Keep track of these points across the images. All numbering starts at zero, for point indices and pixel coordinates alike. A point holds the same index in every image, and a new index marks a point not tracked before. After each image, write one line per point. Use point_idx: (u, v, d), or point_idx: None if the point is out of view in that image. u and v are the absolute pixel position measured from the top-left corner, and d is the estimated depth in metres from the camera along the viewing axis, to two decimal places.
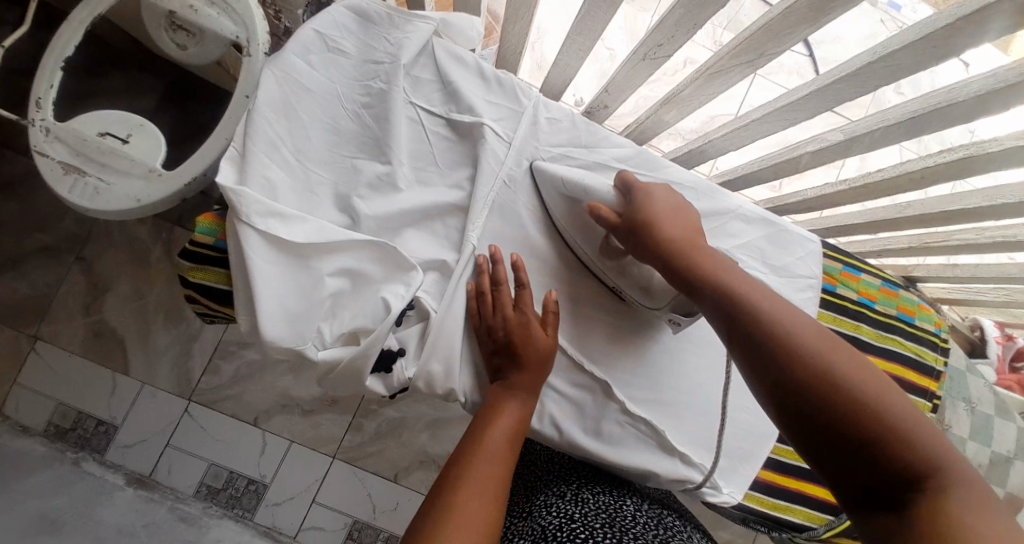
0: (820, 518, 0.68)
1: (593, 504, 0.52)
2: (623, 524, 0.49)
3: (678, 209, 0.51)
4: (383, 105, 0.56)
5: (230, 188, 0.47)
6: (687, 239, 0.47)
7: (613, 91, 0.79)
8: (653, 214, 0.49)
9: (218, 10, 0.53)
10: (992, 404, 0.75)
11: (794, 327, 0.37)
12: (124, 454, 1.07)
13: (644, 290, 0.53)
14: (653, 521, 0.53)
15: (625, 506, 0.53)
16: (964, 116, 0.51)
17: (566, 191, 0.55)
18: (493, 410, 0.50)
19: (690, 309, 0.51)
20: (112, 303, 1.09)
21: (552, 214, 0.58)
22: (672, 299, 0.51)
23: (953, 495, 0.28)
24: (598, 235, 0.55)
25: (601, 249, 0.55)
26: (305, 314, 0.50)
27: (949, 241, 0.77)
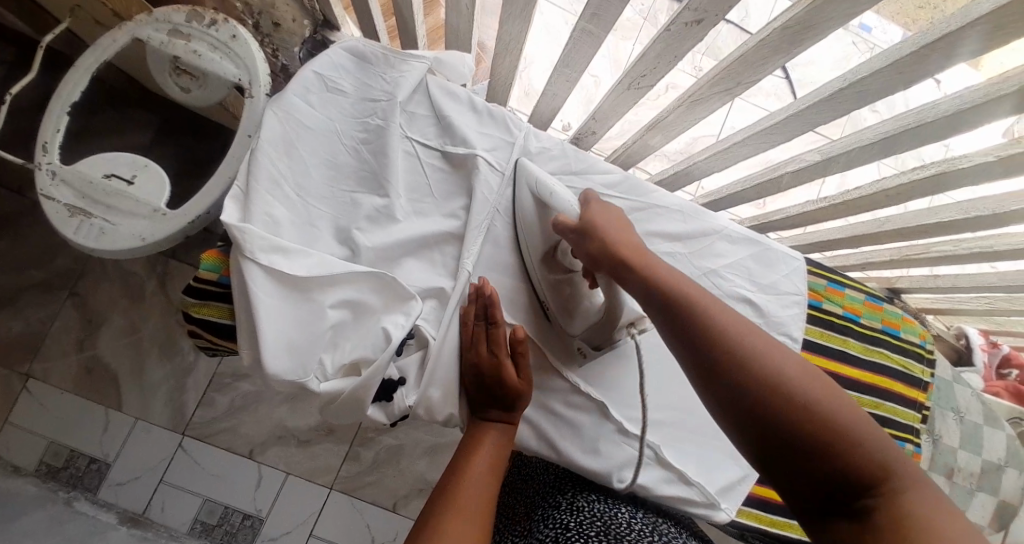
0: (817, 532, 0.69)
1: (588, 512, 0.53)
2: (618, 531, 0.50)
3: (628, 223, 0.51)
4: (381, 141, 0.58)
5: (234, 225, 0.48)
6: (638, 248, 0.46)
7: (600, 118, 0.82)
8: (605, 224, 0.48)
9: (221, 55, 0.56)
10: (980, 413, 0.77)
11: (755, 341, 0.36)
12: (117, 492, 1.05)
13: (567, 310, 0.56)
14: (649, 527, 0.54)
15: (620, 512, 0.55)
16: (934, 135, 0.54)
17: (537, 192, 0.56)
18: (476, 437, 0.52)
19: (598, 343, 0.56)
20: (106, 338, 1.09)
21: (519, 214, 0.58)
22: (588, 329, 0.56)
23: (910, 500, 0.30)
24: (550, 244, 0.56)
25: (546, 258, 0.57)
26: (307, 345, 0.51)
27: (928, 253, 0.80)
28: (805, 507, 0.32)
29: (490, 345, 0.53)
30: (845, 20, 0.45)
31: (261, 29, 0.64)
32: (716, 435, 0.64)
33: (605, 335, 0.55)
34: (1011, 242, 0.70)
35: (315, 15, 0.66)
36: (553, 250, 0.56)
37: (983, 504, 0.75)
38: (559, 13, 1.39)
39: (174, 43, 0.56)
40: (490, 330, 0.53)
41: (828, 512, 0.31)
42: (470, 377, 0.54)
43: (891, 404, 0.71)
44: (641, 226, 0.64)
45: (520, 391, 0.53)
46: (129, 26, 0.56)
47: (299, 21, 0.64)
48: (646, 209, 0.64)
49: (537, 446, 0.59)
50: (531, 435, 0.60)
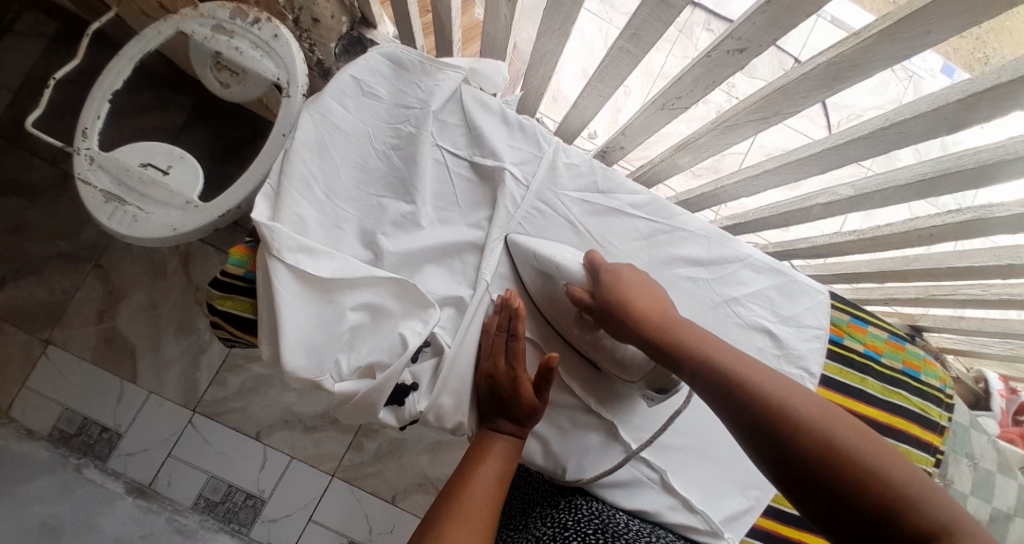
0: None
1: (586, 510, 0.55)
2: (615, 530, 0.53)
3: (642, 280, 0.53)
4: (412, 148, 0.58)
5: (264, 224, 0.49)
6: (658, 314, 0.49)
7: (630, 135, 0.81)
8: (621, 290, 0.51)
9: (262, 53, 0.57)
10: (995, 461, 0.75)
11: (787, 394, 0.37)
12: (126, 462, 1.08)
13: (618, 365, 0.55)
14: (645, 529, 0.57)
15: (618, 514, 0.58)
16: (971, 181, 0.53)
17: (540, 267, 0.56)
18: (483, 446, 0.53)
19: (663, 385, 0.54)
20: (126, 312, 1.11)
21: (530, 290, 0.58)
22: (645, 376, 0.54)
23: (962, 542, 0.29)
24: (572, 312, 0.56)
25: (574, 324, 0.56)
26: (325, 346, 0.51)
27: (954, 294, 0.79)
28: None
29: (509, 359, 0.53)
30: (887, 65, 0.45)
31: (300, 24, 0.66)
32: (723, 463, 0.63)
33: (665, 379, 0.53)
34: None
35: (354, 12, 0.66)
36: (579, 315, 0.56)
37: None
38: (594, 20, 1.38)
39: (218, 39, 0.57)
40: (511, 343, 0.53)
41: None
42: (484, 388, 0.55)
43: (904, 445, 0.69)
44: (665, 248, 0.64)
45: (535, 405, 0.53)
46: (174, 19, 0.57)
47: (337, 18, 0.65)
48: (667, 232, 0.64)
49: (543, 463, 0.60)
50: (538, 450, 0.60)
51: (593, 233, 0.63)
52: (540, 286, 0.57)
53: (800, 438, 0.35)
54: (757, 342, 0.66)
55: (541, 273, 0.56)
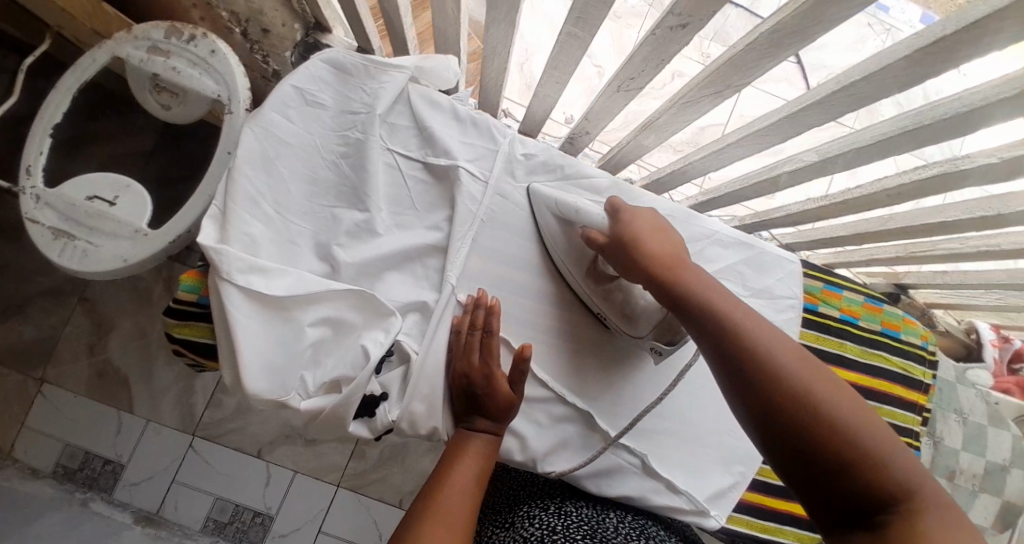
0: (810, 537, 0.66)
1: (575, 517, 0.55)
2: (604, 535, 0.52)
3: (661, 225, 0.52)
4: (361, 154, 0.55)
5: (210, 247, 0.48)
6: (671, 260, 0.48)
7: (593, 120, 0.81)
8: (637, 232, 0.50)
9: (200, 70, 0.56)
10: (985, 414, 0.73)
11: (784, 353, 0.37)
12: (131, 492, 1.09)
13: (626, 316, 0.55)
14: (636, 530, 0.56)
15: (608, 517, 0.57)
16: (933, 137, 0.52)
17: (561, 213, 0.57)
18: (460, 446, 0.52)
19: (672, 337, 0.53)
20: (116, 342, 1.12)
21: (546, 238, 0.60)
22: (654, 328, 0.54)
23: (927, 518, 0.30)
24: (587, 257, 0.57)
25: (587, 273, 0.57)
26: (286, 365, 0.50)
27: (933, 250, 0.77)
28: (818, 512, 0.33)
29: (483, 355, 0.53)
30: (827, 28, 0.44)
31: (250, 36, 0.70)
32: (707, 441, 0.63)
33: (673, 329, 0.52)
34: (1018, 241, 0.67)
35: (305, 18, 0.70)
36: (592, 262, 0.57)
37: (986, 505, 0.73)
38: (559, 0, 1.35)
39: (154, 60, 0.56)
40: (484, 338, 0.54)
41: (847, 527, 0.32)
42: (457, 389, 0.54)
43: (889, 407, 0.68)
44: None
45: (512, 399, 0.53)
46: (108, 45, 0.57)
47: (289, 25, 0.69)
48: None
49: (523, 459, 0.59)
50: (518, 447, 0.59)
51: None
52: (555, 233, 0.58)
53: (789, 396, 0.35)
54: None
55: (562, 221, 0.57)
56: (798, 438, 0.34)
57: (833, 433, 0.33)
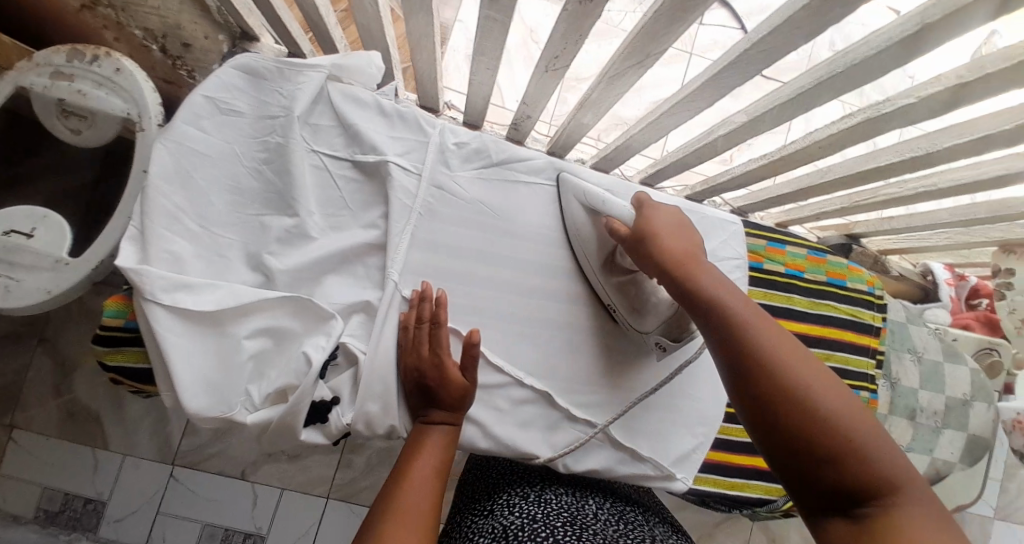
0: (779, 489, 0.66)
1: (556, 504, 0.54)
2: (584, 521, 0.52)
3: (678, 223, 0.53)
4: (284, 158, 0.53)
5: (131, 269, 0.46)
6: (686, 257, 0.48)
7: (531, 105, 0.80)
8: (654, 230, 0.51)
9: (106, 91, 0.54)
10: (940, 351, 0.75)
11: (787, 354, 0.39)
12: (116, 528, 1.07)
13: (636, 308, 0.57)
14: (615, 517, 0.56)
15: (588, 504, 0.57)
16: (847, 85, 0.53)
17: (586, 200, 0.59)
18: (418, 440, 0.52)
19: (678, 335, 0.54)
20: (83, 380, 1.09)
21: (573, 227, 0.62)
22: (661, 324, 0.55)
23: (903, 512, 0.33)
24: (608, 249, 0.59)
25: (607, 264, 0.60)
26: (227, 380, 0.49)
27: (876, 197, 0.79)
28: (803, 499, 0.37)
29: (432, 347, 0.53)
30: None
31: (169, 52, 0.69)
32: (668, 406, 0.64)
33: (681, 327, 0.54)
34: (953, 178, 0.68)
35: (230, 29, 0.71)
36: (613, 254, 0.59)
37: (951, 441, 0.74)
38: None
39: (58, 86, 0.54)
40: (433, 331, 0.54)
41: (827, 515, 0.35)
42: (410, 382, 0.54)
43: (842, 353, 0.69)
44: None
45: (466, 385, 0.53)
46: (10, 74, 0.54)
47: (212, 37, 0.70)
48: None
49: (486, 446, 0.59)
50: (482, 436, 0.59)
51: (496, 204, 0.62)
52: (582, 221, 0.60)
53: (786, 395, 0.37)
54: None
55: (589, 208, 0.59)
56: (791, 434, 0.37)
57: (825, 432, 0.36)
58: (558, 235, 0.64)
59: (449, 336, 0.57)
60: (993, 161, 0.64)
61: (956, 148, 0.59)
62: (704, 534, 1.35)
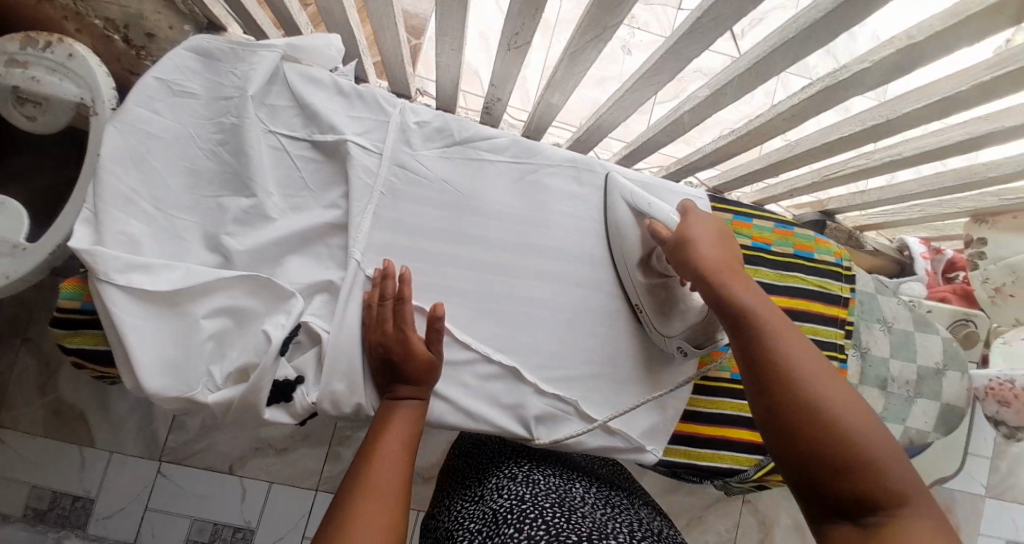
0: (749, 459, 0.66)
1: (543, 484, 0.55)
2: (571, 502, 0.53)
3: (719, 231, 0.54)
4: (239, 139, 0.53)
5: (84, 250, 0.46)
6: (723, 265, 0.50)
7: (500, 87, 0.80)
8: (694, 236, 0.52)
9: (60, 76, 0.54)
10: (910, 320, 0.75)
11: (807, 366, 0.42)
12: (105, 525, 1.08)
13: (666, 310, 0.60)
14: (601, 499, 0.57)
15: (575, 486, 0.58)
16: (800, 51, 0.53)
17: (631, 201, 0.61)
18: (386, 417, 0.51)
19: (701, 339, 0.58)
20: (67, 379, 1.09)
21: (615, 226, 0.63)
22: (687, 329, 0.58)
23: (902, 521, 0.35)
24: (647, 249, 0.61)
25: (641, 264, 0.61)
26: (186, 360, 0.49)
27: (844, 170, 0.79)
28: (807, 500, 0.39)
29: (397, 322, 0.53)
30: None
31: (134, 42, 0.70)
32: (637, 377, 0.65)
33: (708, 333, 0.58)
34: (917, 146, 0.69)
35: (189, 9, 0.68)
36: (649, 255, 0.61)
37: (924, 410, 0.73)
38: None
39: (12, 72, 0.54)
40: (398, 306, 0.54)
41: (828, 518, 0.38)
42: (376, 358, 0.54)
43: (811, 324, 0.69)
44: (539, 188, 0.64)
45: (432, 358, 0.54)
46: None
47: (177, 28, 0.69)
48: (538, 170, 0.64)
49: (455, 422, 0.59)
50: (451, 412, 0.59)
51: (462, 184, 0.61)
52: (626, 220, 0.62)
53: (800, 402, 0.40)
54: None
55: (634, 209, 0.61)
56: (801, 438, 0.39)
57: (834, 440, 0.38)
58: (523, 213, 0.63)
59: (414, 313, 0.57)
60: (956, 127, 0.64)
61: (914, 113, 0.59)
62: (693, 518, 1.36)
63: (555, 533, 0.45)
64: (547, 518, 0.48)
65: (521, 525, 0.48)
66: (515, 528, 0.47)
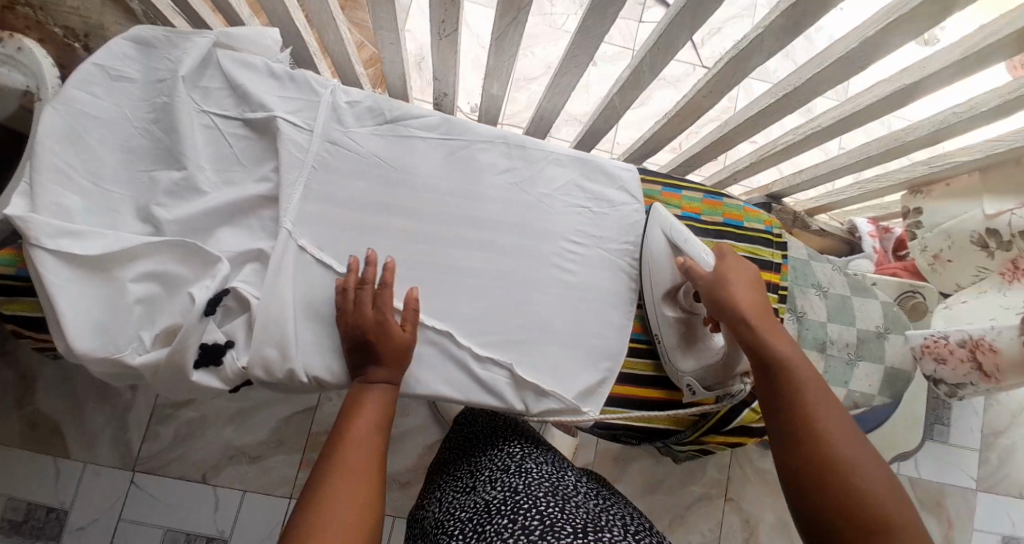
0: (685, 420, 0.69)
1: (536, 474, 0.57)
2: (566, 492, 0.56)
3: (751, 274, 0.56)
4: (171, 116, 0.57)
5: (17, 216, 0.48)
6: (755, 308, 0.53)
7: (443, 79, 0.84)
8: (728, 278, 0.55)
9: (11, 68, 0.59)
10: (845, 285, 0.77)
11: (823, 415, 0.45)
12: (78, 536, 1.07)
13: (687, 344, 0.64)
14: (591, 492, 0.61)
15: (567, 476, 0.61)
16: (695, 23, 0.57)
17: (669, 237, 0.63)
18: (355, 401, 0.53)
19: (713, 380, 0.62)
20: (44, 390, 1.10)
21: (651, 259, 0.66)
22: (701, 369, 0.62)
23: None
24: (676, 283, 0.63)
25: (667, 296, 0.64)
26: (115, 323, 0.52)
27: (777, 147, 0.83)
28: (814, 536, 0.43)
29: (376, 305, 0.56)
30: None
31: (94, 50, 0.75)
32: (573, 343, 0.67)
33: (719, 376, 0.62)
34: (833, 115, 0.72)
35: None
36: (677, 289, 0.64)
37: (868, 372, 0.74)
38: None
39: None
40: (379, 292, 0.57)
41: None
42: (349, 338, 0.56)
43: None
44: (470, 163, 0.67)
45: (406, 339, 0.56)
46: None
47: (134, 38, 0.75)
48: (469, 146, 0.67)
49: None
50: None
51: (394, 159, 0.64)
52: (660, 252, 0.64)
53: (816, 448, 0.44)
54: (576, 219, 0.69)
55: (671, 244, 0.63)
56: (814, 481, 0.43)
57: (843, 486, 0.42)
58: (455, 186, 0.66)
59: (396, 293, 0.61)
60: (870, 91, 0.65)
61: (818, 78, 0.62)
62: (676, 518, 1.31)
63: (550, 522, 0.47)
64: (540, 509, 0.50)
65: (515, 516, 0.50)
66: (509, 518, 0.49)
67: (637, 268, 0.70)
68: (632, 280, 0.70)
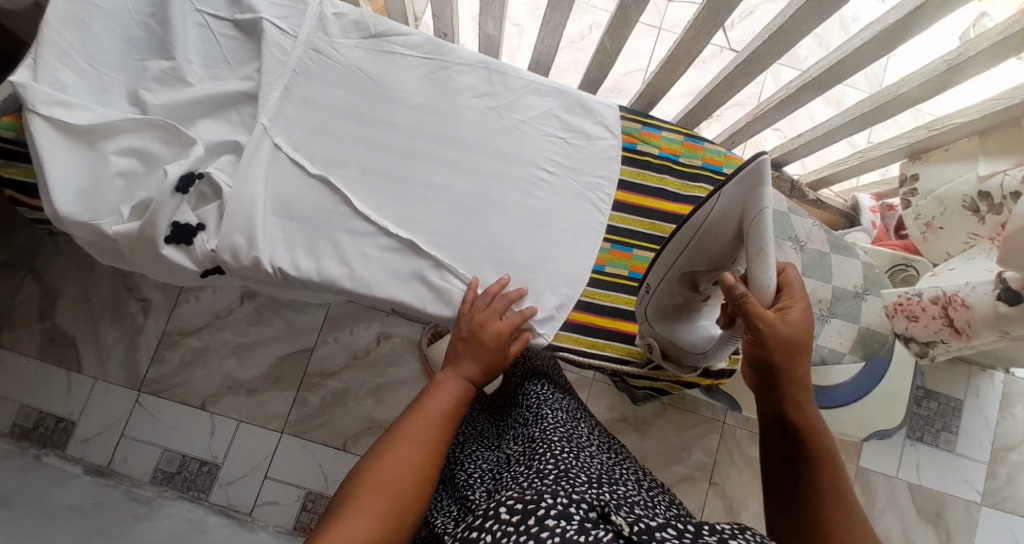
0: (638, 352, 0.70)
1: (552, 419, 0.53)
2: (585, 443, 0.52)
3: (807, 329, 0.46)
4: (165, 11, 0.62)
5: (18, 82, 0.53)
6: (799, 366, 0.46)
7: (441, 16, 0.85)
8: (791, 331, 0.45)
9: None
10: (825, 242, 0.75)
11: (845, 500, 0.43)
12: (84, 447, 1.10)
13: (672, 313, 0.59)
14: (608, 446, 0.58)
15: (583, 427, 0.57)
16: None
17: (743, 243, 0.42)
18: (434, 388, 0.51)
19: (670, 351, 0.62)
20: (64, 309, 1.15)
21: (692, 232, 0.51)
22: (668, 341, 0.61)
23: None
24: (704, 267, 0.52)
25: (686, 274, 0.54)
26: (95, 190, 0.56)
27: (772, 102, 0.81)
28: None
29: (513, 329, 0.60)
30: None
31: None
32: (534, 267, 0.67)
33: (680, 355, 0.61)
34: (825, 65, 0.69)
35: None
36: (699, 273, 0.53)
37: (841, 329, 0.73)
38: None
39: None
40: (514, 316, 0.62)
41: None
42: (467, 333, 0.58)
43: None
44: (449, 84, 0.69)
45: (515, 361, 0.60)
46: None
47: None
48: (449, 67, 0.69)
49: (353, 287, 0.63)
50: (346, 276, 0.63)
51: (375, 72, 0.67)
52: (711, 230, 0.48)
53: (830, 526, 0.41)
54: (549, 147, 0.70)
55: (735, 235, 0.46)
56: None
57: None
58: (432, 103, 0.68)
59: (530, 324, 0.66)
60: (860, 33, 0.63)
61: (800, 15, 0.61)
62: None
63: (565, 468, 0.41)
64: (554, 452, 0.45)
65: (531, 463, 0.46)
66: (525, 465, 0.45)
67: (608, 202, 0.71)
68: (602, 214, 0.71)
